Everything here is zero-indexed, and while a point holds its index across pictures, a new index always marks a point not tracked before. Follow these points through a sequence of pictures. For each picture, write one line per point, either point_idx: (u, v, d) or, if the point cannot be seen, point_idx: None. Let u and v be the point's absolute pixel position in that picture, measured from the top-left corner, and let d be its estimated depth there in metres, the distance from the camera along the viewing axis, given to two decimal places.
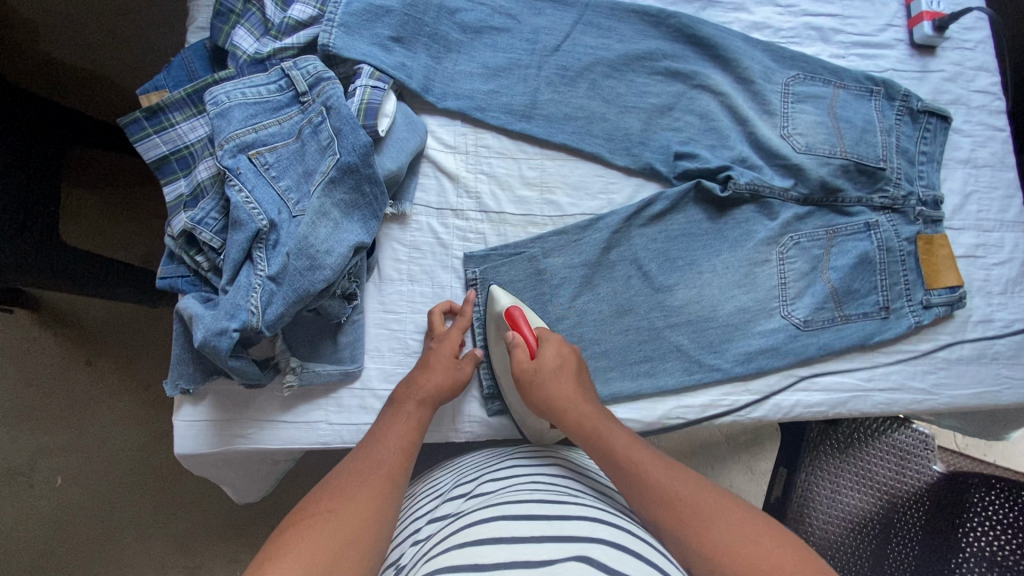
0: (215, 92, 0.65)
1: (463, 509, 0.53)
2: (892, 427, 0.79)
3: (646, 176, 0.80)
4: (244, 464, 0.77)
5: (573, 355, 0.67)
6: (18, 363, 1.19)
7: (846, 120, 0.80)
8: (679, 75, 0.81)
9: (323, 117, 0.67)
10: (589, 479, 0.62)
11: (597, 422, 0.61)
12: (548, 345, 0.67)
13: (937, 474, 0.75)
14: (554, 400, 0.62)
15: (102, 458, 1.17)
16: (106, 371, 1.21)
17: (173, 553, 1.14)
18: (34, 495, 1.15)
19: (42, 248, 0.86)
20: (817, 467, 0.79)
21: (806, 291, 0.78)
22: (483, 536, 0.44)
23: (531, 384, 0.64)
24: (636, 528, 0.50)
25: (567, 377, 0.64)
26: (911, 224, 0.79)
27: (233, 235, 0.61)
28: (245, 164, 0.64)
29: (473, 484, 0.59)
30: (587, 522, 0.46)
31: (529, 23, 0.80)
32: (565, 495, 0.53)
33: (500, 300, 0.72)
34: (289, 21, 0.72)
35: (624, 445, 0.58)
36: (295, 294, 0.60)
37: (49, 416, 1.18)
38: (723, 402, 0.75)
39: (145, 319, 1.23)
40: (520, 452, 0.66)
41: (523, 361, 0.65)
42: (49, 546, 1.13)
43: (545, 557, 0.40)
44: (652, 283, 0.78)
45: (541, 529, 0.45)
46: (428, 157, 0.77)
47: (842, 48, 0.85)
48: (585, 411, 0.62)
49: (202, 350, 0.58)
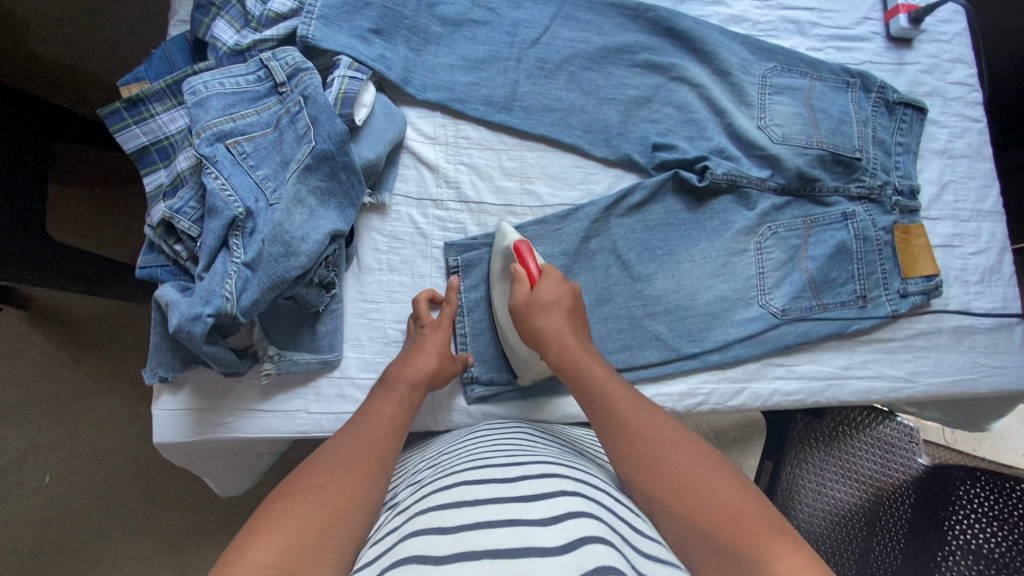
0: (193, 82, 0.66)
1: (435, 474, 0.54)
2: (877, 420, 0.79)
3: (624, 167, 0.81)
4: (225, 455, 0.77)
5: (571, 293, 0.68)
6: (6, 361, 1.19)
7: (822, 111, 0.81)
8: (657, 68, 0.82)
9: (300, 107, 0.67)
10: (559, 445, 0.63)
11: (583, 354, 0.62)
12: (546, 279, 0.68)
13: (923, 466, 0.75)
14: (541, 332, 0.64)
15: (91, 455, 1.17)
16: (95, 368, 1.21)
17: (161, 552, 1.14)
18: (22, 493, 1.14)
19: (37, 245, 0.88)
20: (804, 460, 0.79)
21: (784, 281, 0.78)
22: (451, 501, 0.45)
23: (524, 313, 0.66)
24: (605, 487, 0.51)
25: (560, 311, 0.66)
26: (888, 214, 0.79)
27: (210, 223, 0.61)
28: (221, 153, 0.64)
29: (448, 454, 0.60)
30: (555, 482, 0.47)
31: (509, 17, 0.81)
32: (543, 461, 0.53)
33: (509, 236, 0.72)
34: (269, 14, 0.73)
35: (600, 375, 0.60)
36: (270, 281, 0.61)
37: (36, 414, 1.18)
38: (702, 391, 0.76)
39: (134, 317, 1.23)
40: (493, 426, 0.67)
41: (521, 293, 0.67)
42: (36, 544, 1.13)
43: (512, 519, 0.41)
44: (632, 273, 0.78)
45: (506, 492, 0.45)
46: (409, 148, 0.78)
47: (820, 42, 0.86)
48: (574, 345, 0.63)
49: (177, 336, 0.58)
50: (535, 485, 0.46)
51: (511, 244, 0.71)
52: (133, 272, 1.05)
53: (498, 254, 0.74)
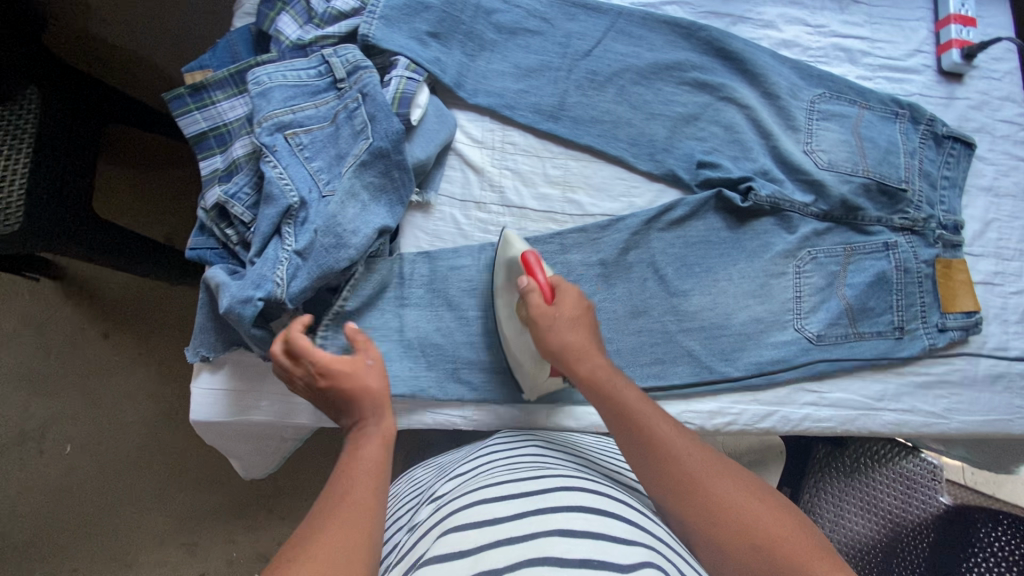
0: (258, 73, 0.68)
1: (455, 489, 0.56)
2: (901, 454, 0.79)
3: (668, 183, 0.82)
4: (254, 437, 0.80)
5: (589, 310, 0.67)
6: (41, 330, 1.23)
7: (870, 140, 0.80)
8: (706, 86, 0.82)
9: (359, 103, 0.68)
10: (570, 452, 0.65)
11: (610, 375, 0.61)
12: (564, 294, 0.67)
13: (944, 505, 0.73)
14: (566, 350, 0.63)
15: (111, 428, 1.21)
16: (122, 344, 1.24)
17: (173, 528, 1.17)
18: (44, 461, 1.19)
19: (75, 215, 0.92)
20: (822, 489, 0.80)
21: (821, 306, 0.78)
22: (465, 520, 0.47)
23: (548, 329, 0.65)
24: (622, 496, 0.53)
25: (583, 330, 0.65)
26: (931, 247, 0.79)
27: (265, 210, 0.63)
28: (281, 143, 0.66)
29: (464, 469, 0.61)
30: (571, 494, 0.50)
31: (562, 28, 0.82)
32: (560, 472, 0.56)
33: (514, 245, 0.71)
34: (333, 12, 0.75)
35: (629, 396, 0.59)
36: (320, 271, 0.62)
37: (63, 385, 1.22)
38: (732, 411, 0.76)
39: (165, 298, 1.26)
40: (505, 437, 0.69)
41: (540, 308, 0.66)
42: (54, 511, 1.17)
43: (529, 534, 0.43)
44: (669, 288, 0.78)
45: (522, 506, 0.48)
46: (456, 150, 0.79)
47: (870, 71, 0.86)
48: (599, 365, 0.62)
49: (226, 317, 0.59)
50: (551, 496, 0.48)
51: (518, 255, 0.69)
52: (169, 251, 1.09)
53: (501, 262, 0.73)
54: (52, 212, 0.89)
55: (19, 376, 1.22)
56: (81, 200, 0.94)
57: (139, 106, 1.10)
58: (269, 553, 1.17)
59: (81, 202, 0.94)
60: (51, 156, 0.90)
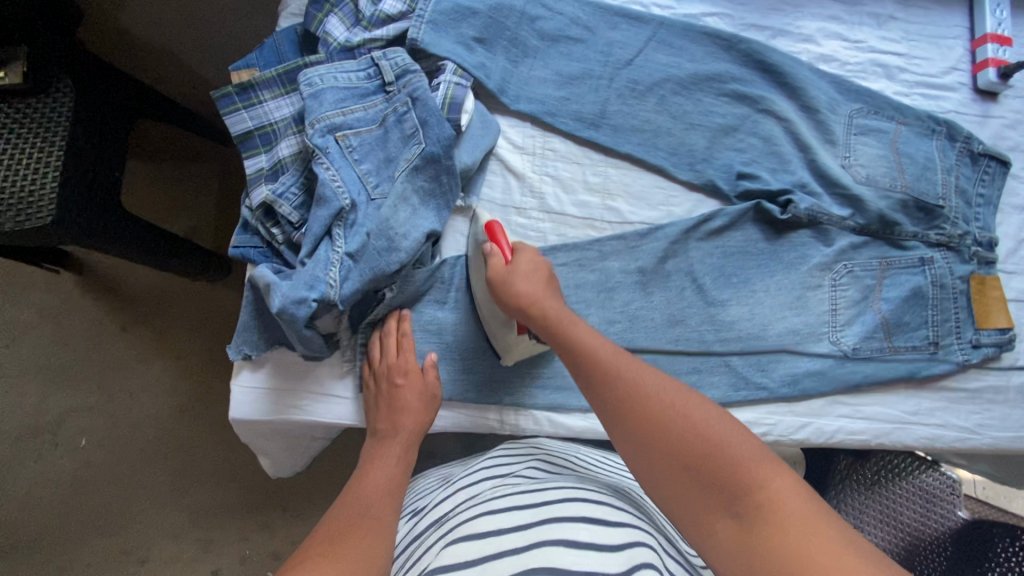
0: (309, 74, 0.68)
1: (459, 502, 0.58)
2: (920, 467, 0.78)
3: (706, 193, 0.82)
4: (287, 436, 0.80)
5: (547, 266, 0.68)
6: (58, 322, 1.23)
7: (908, 155, 0.81)
8: (746, 98, 0.83)
9: (408, 107, 0.69)
10: (565, 461, 0.67)
11: (563, 315, 0.62)
12: (523, 253, 0.68)
13: (963, 520, 0.71)
14: (518, 297, 0.64)
15: (127, 422, 1.21)
16: (140, 338, 1.24)
17: (186, 524, 1.17)
18: (58, 454, 1.19)
19: (101, 211, 0.92)
20: (842, 501, 0.81)
21: (856, 320, 0.79)
22: (470, 530, 0.48)
23: (502, 283, 0.65)
24: (621, 505, 0.55)
25: (539, 280, 0.66)
26: (965, 264, 0.79)
27: (317, 211, 0.63)
28: (333, 145, 0.66)
29: (465, 479, 0.63)
30: (571, 503, 0.52)
31: (604, 37, 0.83)
32: (560, 484, 0.58)
33: (483, 217, 0.73)
34: (380, 15, 0.75)
35: (581, 330, 0.60)
36: (371, 273, 0.63)
37: (80, 378, 1.22)
38: (767, 421, 0.76)
39: (182, 293, 1.25)
40: (508, 446, 0.71)
41: (498, 265, 0.67)
42: (67, 504, 1.17)
43: (536, 544, 0.45)
44: (707, 297, 0.78)
45: (526, 516, 0.50)
46: (497, 155, 0.79)
47: (906, 87, 0.86)
48: (553, 307, 0.63)
49: (280, 317, 0.59)
50: (552, 507, 0.51)
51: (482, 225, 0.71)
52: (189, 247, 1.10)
53: (473, 236, 0.74)
54: (80, 206, 0.88)
55: (37, 368, 1.22)
56: (107, 196, 0.94)
57: (166, 101, 1.10)
58: (281, 552, 1.16)
59: (107, 197, 0.94)
60: (83, 153, 0.90)
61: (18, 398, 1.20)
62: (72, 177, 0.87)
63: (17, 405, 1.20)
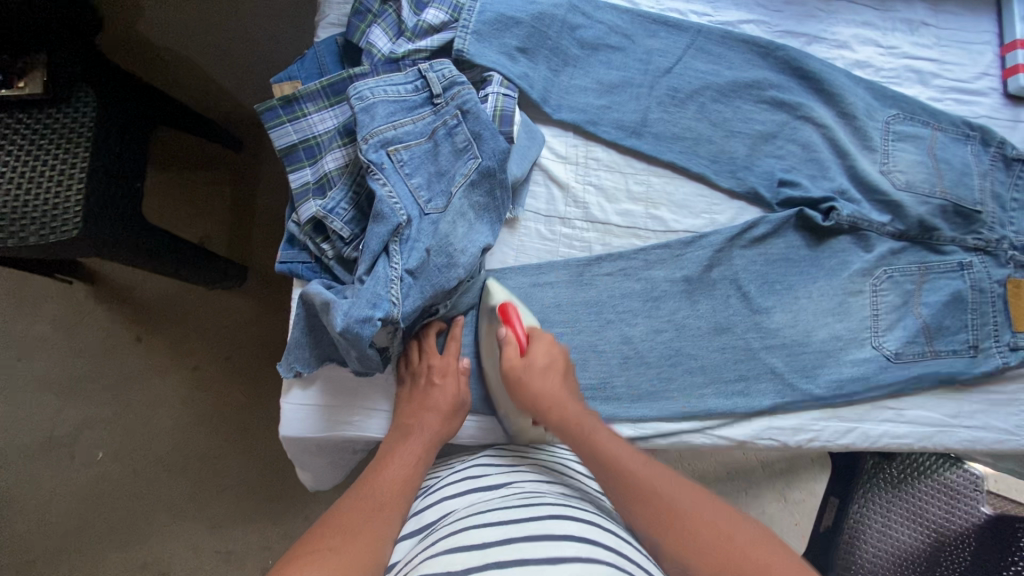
0: (360, 87, 0.67)
1: (440, 516, 0.59)
2: (944, 465, 0.76)
3: (748, 201, 0.83)
4: (330, 451, 0.79)
5: (562, 356, 0.70)
6: (71, 335, 1.21)
7: (945, 161, 0.81)
8: (784, 105, 0.83)
9: (458, 120, 0.69)
10: (552, 469, 0.68)
11: (583, 419, 0.65)
12: (537, 344, 0.69)
13: (986, 515, 0.70)
14: (541, 397, 0.65)
15: (144, 435, 1.19)
16: (155, 349, 1.22)
17: (208, 537, 1.15)
18: (74, 467, 1.17)
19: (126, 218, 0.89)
20: (870, 500, 0.77)
21: (897, 324, 0.79)
22: (458, 543, 0.49)
23: (521, 380, 0.66)
24: (605, 522, 0.55)
25: (556, 374, 0.68)
26: (1002, 267, 0.79)
27: (375, 227, 0.63)
28: (386, 160, 0.66)
29: (451, 484, 0.64)
30: (558, 521, 0.51)
31: (643, 44, 0.83)
32: (547, 500, 0.57)
33: (495, 293, 0.72)
34: (423, 25, 0.75)
35: (604, 438, 0.63)
36: (431, 289, 0.64)
37: (96, 390, 1.20)
38: (813, 427, 0.77)
39: (197, 302, 1.23)
40: (491, 451, 0.71)
41: (515, 359, 0.67)
42: (85, 518, 1.15)
43: (518, 559, 0.45)
44: (752, 305, 0.79)
45: (513, 531, 0.49)
46: (540, 165, 0.79)
47: (939, 93, 0.87)
48: (573, 413, 0.65)
49: (345, 336, 0.58)
50: (541, 523, 0.50)
51: (496, 306, 0.71)
52: (201, 255, 1.06)
53: (484, 312, 0.73)
54: (104, 214, 0.85)
55: (53, 381, 1.20)
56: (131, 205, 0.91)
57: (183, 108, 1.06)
58: None
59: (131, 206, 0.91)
60: (106, 160, 0.87)
61: (32, 412, 1.18)
62: (96, 185, 0.84)
63: (32, 419, 1.18)
